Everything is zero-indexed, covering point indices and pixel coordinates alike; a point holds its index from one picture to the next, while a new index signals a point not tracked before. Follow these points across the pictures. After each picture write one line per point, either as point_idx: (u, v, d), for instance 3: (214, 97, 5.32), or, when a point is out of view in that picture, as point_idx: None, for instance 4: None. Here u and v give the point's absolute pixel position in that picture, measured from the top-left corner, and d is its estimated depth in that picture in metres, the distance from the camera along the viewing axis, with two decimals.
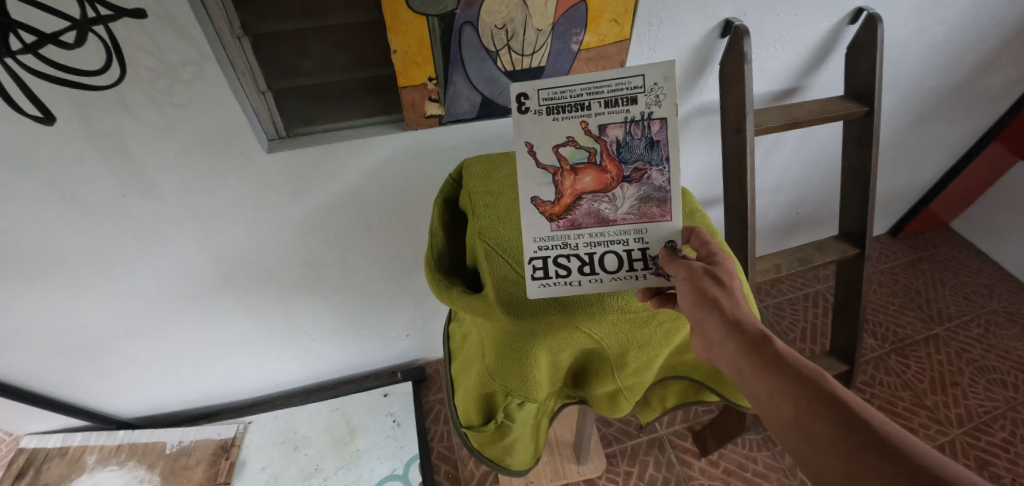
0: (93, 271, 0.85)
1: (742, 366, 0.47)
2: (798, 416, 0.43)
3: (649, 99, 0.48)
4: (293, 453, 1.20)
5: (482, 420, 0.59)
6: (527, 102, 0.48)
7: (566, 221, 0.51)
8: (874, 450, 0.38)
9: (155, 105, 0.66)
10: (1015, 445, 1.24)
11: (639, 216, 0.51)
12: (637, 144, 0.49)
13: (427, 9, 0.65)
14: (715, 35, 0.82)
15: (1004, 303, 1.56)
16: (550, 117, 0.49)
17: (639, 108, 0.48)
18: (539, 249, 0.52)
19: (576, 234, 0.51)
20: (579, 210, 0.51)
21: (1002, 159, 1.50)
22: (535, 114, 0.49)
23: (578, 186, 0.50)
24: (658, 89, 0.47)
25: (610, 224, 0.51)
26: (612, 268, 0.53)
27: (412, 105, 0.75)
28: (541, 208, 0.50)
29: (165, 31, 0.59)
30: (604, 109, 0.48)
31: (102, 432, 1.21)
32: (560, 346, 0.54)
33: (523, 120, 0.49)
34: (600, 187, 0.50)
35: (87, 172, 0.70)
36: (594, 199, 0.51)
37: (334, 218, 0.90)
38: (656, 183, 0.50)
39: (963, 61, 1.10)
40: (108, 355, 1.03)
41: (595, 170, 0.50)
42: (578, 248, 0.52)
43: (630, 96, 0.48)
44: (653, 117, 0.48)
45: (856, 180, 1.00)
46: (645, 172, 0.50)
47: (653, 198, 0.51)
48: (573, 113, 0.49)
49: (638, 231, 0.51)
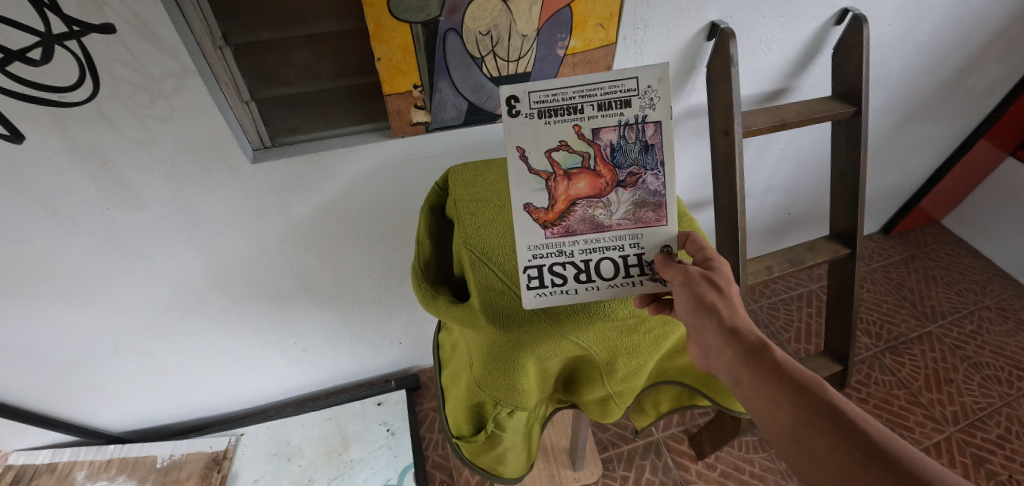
0: (78, 286, 0.84)
1: (739, 373, 0.47)
2: (796, 425, 0.42)
3: (642, 102, 0.47)
4: (287, 465, 1.19)
5: (472, 431, 0.58)
6: (518, 105, 0.47)
7: (560, 227, 0.50)
8: (875, 460, 0.38)
9: (137, 118, 0.65)
10: (1010, 442, 1.24)
11: (634, 221, 0.51)
12: (631, 147, 0.49)
13: (410, 16, 0.64)
14: (702, 38, 0.82)
15: (996, 299, 1.57)
16: (542, 121, 0.48)
17: (633, 111, 0.48)
18: (534, 257, 0.51)
19: (572, 240, 0.51)
20: (573, 216, 0.50)
21: (990, 155, 1.51)
22: (526, 117, 0.48)
23: (572, 191, 0.50)
24: (652, 92, 0.47)
25: (605, 230, 0.51)
26: (609, 275, 0.52)
27: (398, 113, 0.75)
28: (535, 215, 0.50)
29: (145, 45, 0.58)
30: (597, 113, 0.48)
31: (91, 447, 1.19)
32: (547, 353, 0.54)
33: (514, 124, 0.48)
34: (594, 192, 0.50)
35: (68, 186, 0.69)
36: (588, 205, 0.50)
37: (323, 227, 0.89)
38: (652, 187, 0.50)
39: (948, 60, 1.11)
40: (96, 369, 1.02)
41: (589, 175, 0.49)
42: (573, 255, 0.51)
43: (623, 99, 0.47)
44: (647, 120, 0.48)
45: (845, 181, 1.00)
46: (639, 176, 0.49)
47: (648, 203, 0.50)
48: (565, 117, 0.48)
49: (633, 237, 0.51)
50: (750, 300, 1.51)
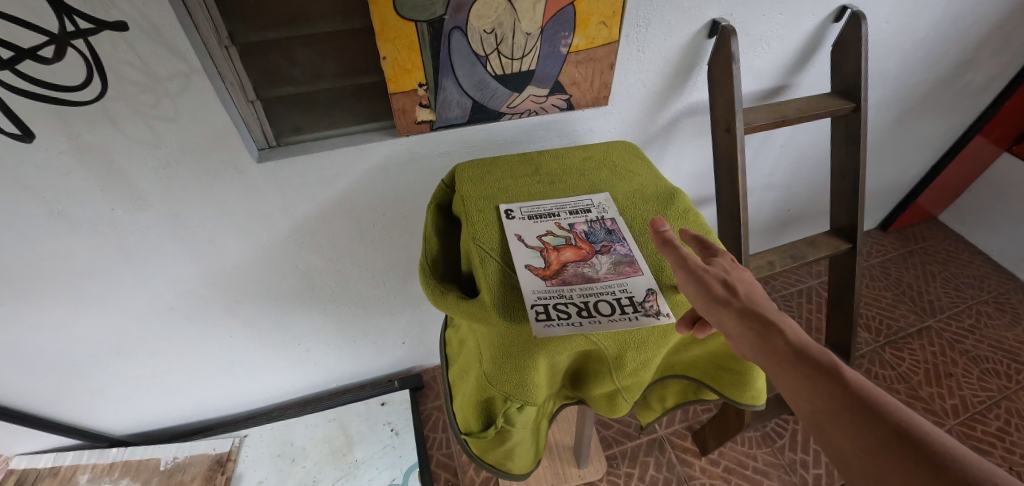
0: (83, 287, 0.84)
1: (759, 362, 0.47)
2: (818, 413, 0.42)
3: (598, 211, 0.63)
4: (291, 466, 1.18)
5: (481, 427, 0.58)
6: (512, 214, 0.62)
7: (557, 279, 0.54)
8: (898, 451, 0.38)
9: (142, 118, 0.65)
10: (1010, 434, 1.25)
11: (618, 274, 0.55)
12: (600, 232, 0.60)
13: (416, 15, 0.64)
14: (703, 36, 0.82)
15: (994, 294, 1.58)
16: (531, 221, 0.61)
17: (594, 214, 0.63)
18: (540, 297, 0.52)
19: (568, 288, 0.54)
20: (567, 272, 0.56)
21: (986, 151, 1.52)
22: (519, 219, 0.61)
23: (562, 258, 0.57)
24: (603, 205, 0.64)
25: (596, 281, 0.55)
26: (608, 312, 0.51)
27: (403, 111, 0.75)
28: (534, 271, 0.54)
29: (151, 45, 0.59)
30: (569, 216, 0.63)
31: (94, 450, 1.18)
32: (559, 349, 0.51)
33: (509, 222, 0.60)
34: (580, 258, 0.58)
35: (73, 187, 0.69)
36: (578, 266, 0.57)
37: (328, 227, 0.90)
38: (623, 252, 0.58)
39: (944, 57, 1.12)
40: (99, 371, 1.01)
41: (573, 248, 0.59)
42: (573, 297, 0.53)
43: (586, 210, 0.64)
44: (605, 218, 0.62)
45: (845, 177, 1.01)
46: (610, 247, 0.59)
47: (625, 261, 0.57)
48: (546, 218, 0.62)
49: (621, 285, 0.54)
50: None
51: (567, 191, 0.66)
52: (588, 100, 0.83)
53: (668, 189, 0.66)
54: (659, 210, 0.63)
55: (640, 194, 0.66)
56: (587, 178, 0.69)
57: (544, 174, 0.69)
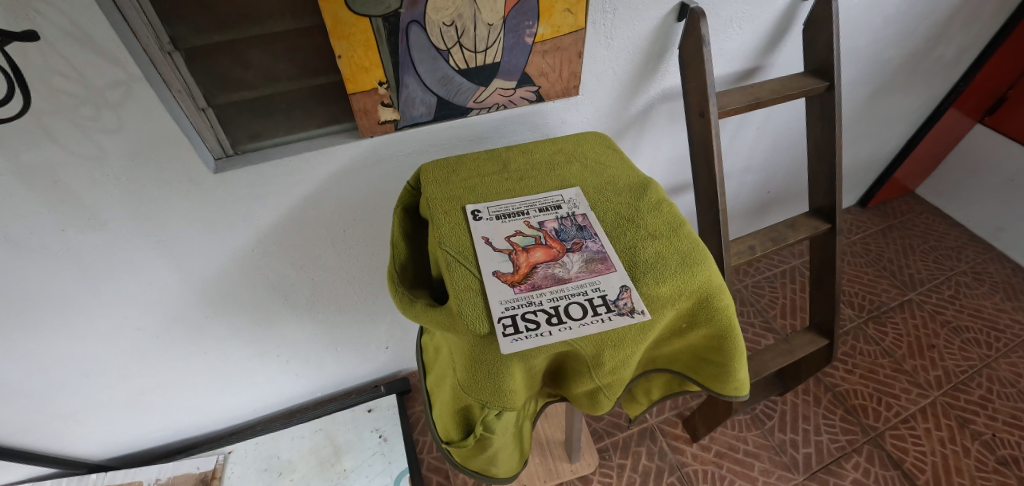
0: (42, 312, 0.80)
1: None
2: None
3: (568, 206, 0.62)
4: (278, 479, 1.15)
5: (461, 435, 0.55)
6: (480, 214, 0.60)
7: (527, 284, 0.53)
8: None
9: (83, 131, 0.61)
10: (992, 402, 1.27)
11: (590, 272, 0.54)
12: (569, 229, 0.59)
13: (369, 10, 0.61)
14: (672, 20, 0.80)
15: (971, 264, 1.60)
16: (499, 221, 0.59)
17: (564, 209, 0.61)
18: (507, 308, 0.49)
19: (539, 292, 0.52)
20: (536, 275, 0.54)
21: (959, 123, 1.53)
22: (487, 220, 0.59)
23: (532, 259, 0.56)
24: (573, 200, 0.62)
25: (567, 281, 0.53)
26: (579, 315, 0.50)
27: (365, 112, 0.72)
28: (502, 278, 0.52)
29: (84, 53, 0.55)
30: (539, 212, 0.61)
31: (73, 477, 1.14)
32: (531, 353, 0.47)
33: (477, 224, 0.58)
34: (550, 258, 0.56)
35: (17, 209, 0.65)
36: (547, 267, 0.55)
37: (298, 234, 0.87)
38: (595, 249, 0.56)
39: (915, 30, 1.12)
40: (67, 396, 0.97)
41: (543, 247, 0.57)
42: (543, 303, 0.51)
43: (555, 205, 0.62)
44: (576, 212, 0.61)
45: (821, 157, 1.00)
46: (582, 244, 0.57)
47: (596, 259, 0.55)
48: (516, 217, 0.60)
49: (592, 284, 0.53)
50: (734, 280, 1.53)
51: (536, 187, 0.65)
52: (558, 91, 0.81)
53: (641, 180, 0.65)
54: (631, 203, 0.61)
55: (611, 186, 0.64)
56: (558, 173, 0.67)
57: (514, 170, 0.67)
